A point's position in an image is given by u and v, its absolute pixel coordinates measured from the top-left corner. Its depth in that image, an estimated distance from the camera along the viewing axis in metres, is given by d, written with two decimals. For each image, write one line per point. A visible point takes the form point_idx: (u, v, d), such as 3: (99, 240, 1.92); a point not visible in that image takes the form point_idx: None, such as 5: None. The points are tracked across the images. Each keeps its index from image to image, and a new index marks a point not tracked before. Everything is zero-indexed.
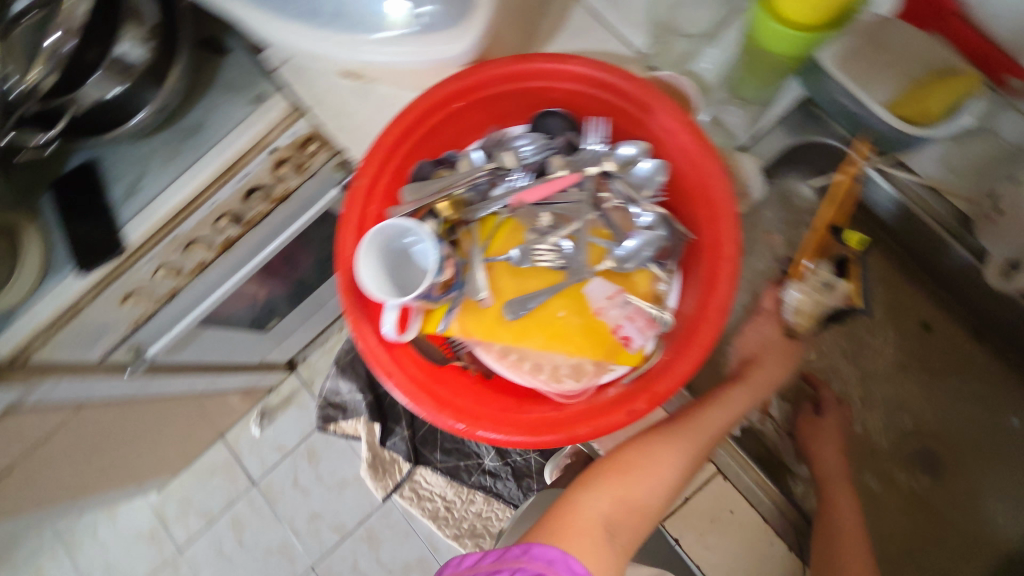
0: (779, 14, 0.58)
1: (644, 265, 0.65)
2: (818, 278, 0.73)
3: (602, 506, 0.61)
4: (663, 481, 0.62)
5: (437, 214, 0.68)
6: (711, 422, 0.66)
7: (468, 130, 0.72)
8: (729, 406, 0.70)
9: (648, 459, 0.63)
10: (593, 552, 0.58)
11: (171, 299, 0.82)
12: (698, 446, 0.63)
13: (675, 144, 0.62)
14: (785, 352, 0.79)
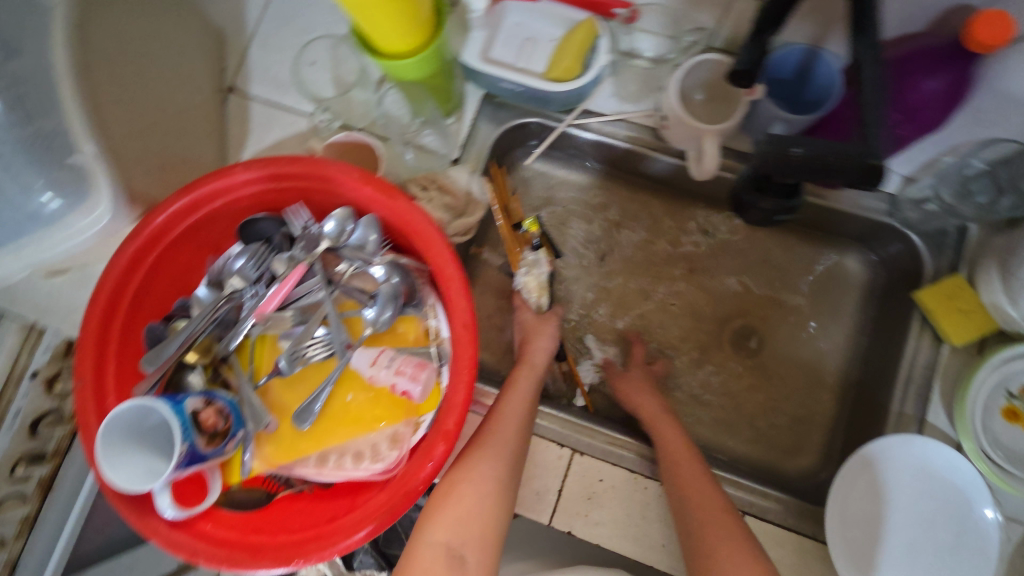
0: (390, 49, 0.61)
1: (403, 313, 0.66)
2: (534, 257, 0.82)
3: (442, 537, 0.58)
4: (488, 486, 0.62)
5: (193, 365, 0.65)
6: (511, 415, 0.68)
7: (188, 272, 0.70)
8: (522, 389, 0.71)
9: (465, 478, 0.62)
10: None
11: (22, 543, 0.84)
12: (509, 445, 0.65)
13: (364, 198, 0.64)
14: (543, 325, 0.79)
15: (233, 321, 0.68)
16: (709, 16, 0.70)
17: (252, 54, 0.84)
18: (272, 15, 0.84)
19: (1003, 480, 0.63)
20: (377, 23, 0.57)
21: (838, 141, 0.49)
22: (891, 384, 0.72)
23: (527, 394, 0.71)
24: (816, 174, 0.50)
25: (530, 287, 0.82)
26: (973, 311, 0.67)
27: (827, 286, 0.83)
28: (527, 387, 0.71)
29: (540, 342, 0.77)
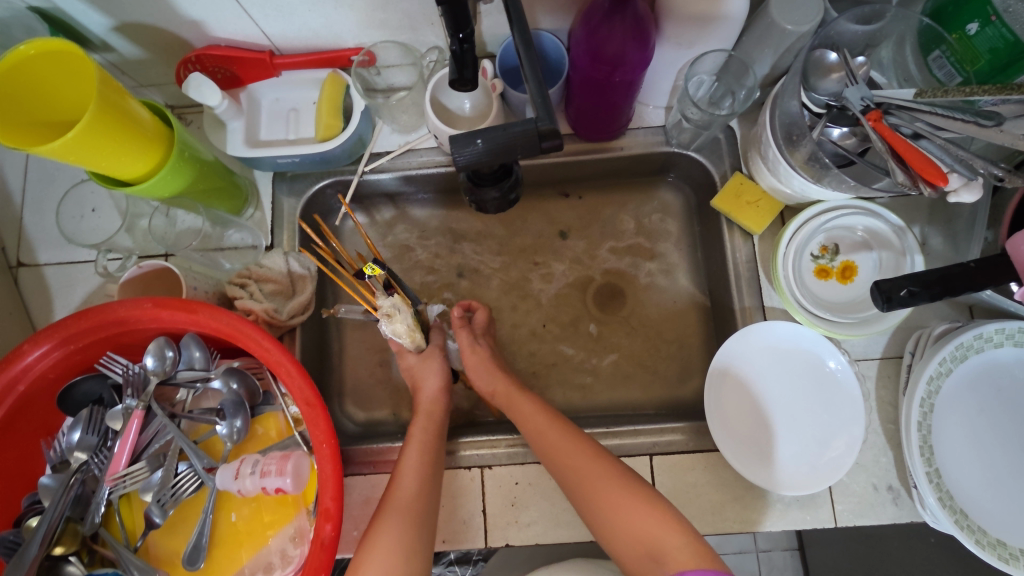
0: (135, 176, 0.61)
1: (257, 413, 0.65)
2: (391, 306, 0.67)
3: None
4: (395, 557, 0.58)
5: (67, 556, 0.61)
6: (412, 471, 0.65)
7: (26, 465, 0.65)
8: (419, 438, 0.69)
9: (369, 555, 0.58)
10: None
11: None
12: (413, 505, 0.62)
13: (169, 322, 0.62)
14: (430, 361, 0.76)
15: (91, 494, 0.65)
16: (434, 34, 0.74)
17: (28, 221, 0.81)
18: (35, 177, 0.82)
19: (840, 331, 0.68)
20: (99, 160, 0.56)
21: (510, 124, 0.51)
22: (728, 287, 0.77)
23: (428, 440, 0.69)
24: (506, 158, 0.52)
25: (402, 331, 0.70)
26: (760, 200, 0.74)
27: (650, 220, 0.87)
28: (424, 436, 0.69)
29: (430, 384, 0.74)
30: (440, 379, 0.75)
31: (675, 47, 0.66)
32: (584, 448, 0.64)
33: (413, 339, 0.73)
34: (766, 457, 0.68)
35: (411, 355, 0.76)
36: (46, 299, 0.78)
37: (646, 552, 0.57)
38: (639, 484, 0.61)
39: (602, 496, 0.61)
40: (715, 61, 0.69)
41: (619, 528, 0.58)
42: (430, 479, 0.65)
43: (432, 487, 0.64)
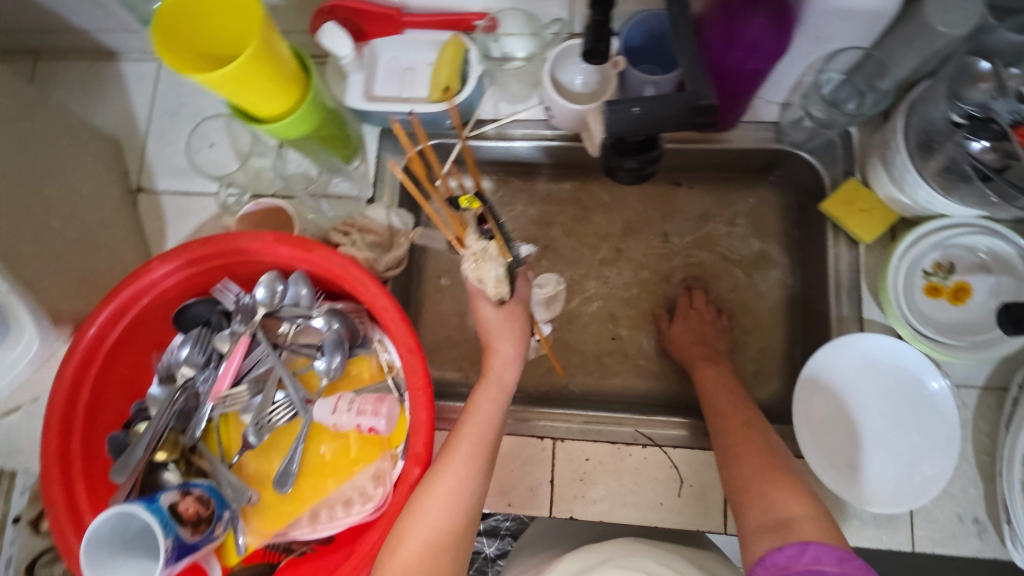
0: (274, 114, 0.64)
1: (353, 355, 0.68)
2: (479, 248, 0.66)
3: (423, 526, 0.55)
4: (439, 536, 0.55)
5: (166, 463, 0.66)
6: (469, 449, 0.60)
7: (136, 374, 0.70)
8: (486, 414, 0.63)
9: (414, 525, 0.55)
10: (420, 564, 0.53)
11: None
12: (466, 487, 0.58)
13: (284, 257, 0.65)
14: (512, 321, 0.70)
15: (192, 410, 0.69)
16: (558, 6, 0.74)
17: (150, 151, 0.85)
18: (161, 109, 0.87)
19: (943, 351, 0.66)
20: (249, 95, 0.60)
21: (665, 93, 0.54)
22: (825, 295, 0.75)
23: (494, 419, 0.63)
24: (654, 127, 0.55)
25: (484, 278, 0.67)
26: (874, 209, 0.71)
27: (746, 219, 0.86)
28: (490, 414, 0.63)
29: (507, 348, 0.69)
30: (516, 348, 0.69)
31: (812, 40, 0.63)
32: (737, 417, 0.64)
33: (499, 291, 0.68)
34: (853, 470, 0.67)
35: (490, 308, 0.70)
36: (161, 226, 0.83)
37: (774, 521, 0.51)
38: (780, 461, 0.57)
39: (749, 465, 0.57)
40: (850, 60, 0.67)
41: (754, 493, 0.54)
42: (485, 460, 0.60)
43: (485, 470, 0.60)
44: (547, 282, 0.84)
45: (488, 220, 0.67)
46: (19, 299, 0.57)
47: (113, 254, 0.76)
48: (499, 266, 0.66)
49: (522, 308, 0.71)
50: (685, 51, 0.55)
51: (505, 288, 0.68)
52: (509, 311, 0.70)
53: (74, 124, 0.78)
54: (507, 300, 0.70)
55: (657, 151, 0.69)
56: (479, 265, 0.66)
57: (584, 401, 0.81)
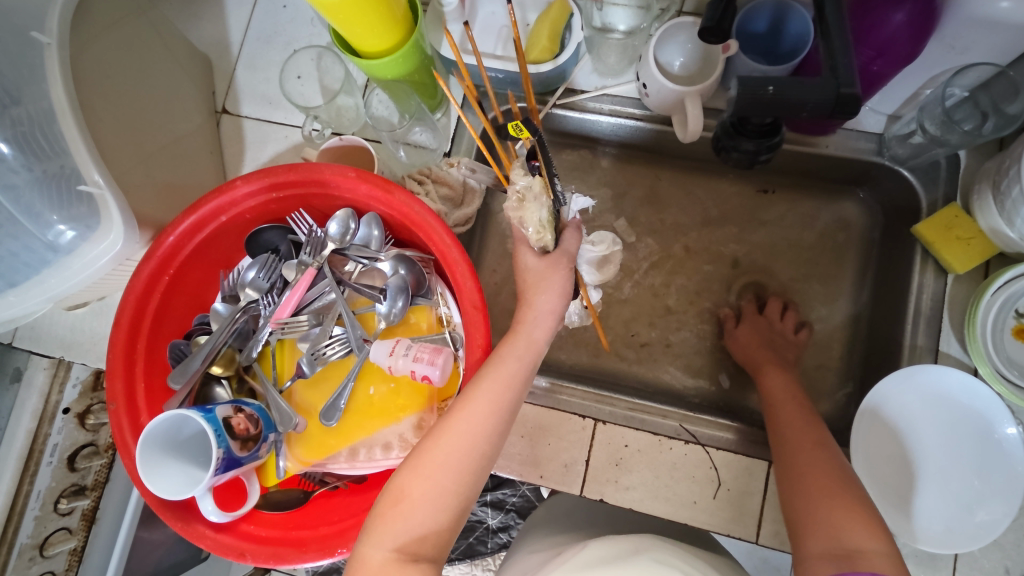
0: (380, 51, 0.64)
1: (414, 303, 0.68)
2: (524, 186, 0.57)
3: (438, 467, 0.52)
4: (446, 497, 0.51)
5: (219, 378, 0.68)
6: (492, 389, 0.54)
7: (202, 288, 0.72)
8: (508, 372, 0.56)
9: (419, 483, 0.51)
10: (430, 507, 0.51)
11: None
12: (476, 450, 0.53)
13: (363, 195, 0.65)
14: (553, 274, 0.61)
15: (251, 332, 0.70)
16: None
17: (239, 74, 0.86)
18: (254, 34, 0.87)
19: (1022, 397, 0.63)
20: (365, 26, 0.60)
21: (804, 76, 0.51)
22: (901, 321, 0.71)
23: (516, 380, 0.56)
24: (786, 110, 0.52)
25: (530, 223, 0.59)
26: (973, 238, 0.67)
27: (824, 231, 0.83)
28: (512, 374, 0.56)
29: (544, 303, 0.60)
30: (558, 297, 0.61)
31: (944, 49, 0.60)
32: (807, 436, 0.62)
33: (541, 239, 0.60)
34: (900, 501, 0.65)
35: (531, 256, 0.62)
36: (240, 149, 0.84)
37: (839, 549, 0.49)
38: (853, 487, 0.54)
39: (814, 489, 0.55)
40: (979, 76, 0.62)
41: (819, 517, 0.52)
42: (502, 424, 0.54)
43: (501, 433, 0.55)
44: (599, 242, 0.74)
45: (538, 155, 0.57)
46: (114, 196, 0.59)
47: (193, 169, 0.78)
48: (544, 209, 0.58)
49: (567, 263, 0.61)
50: (835, 32, 0.52)
51: (550, 236, 0.60)
52: (552, 262, 0.61)
53: (173, 37, 0.78)
54: (552, 250, 0.62)
55: (779, 141, 0.63)
56: (521, 206, 0.58)
57: (629, 387, 0.80)
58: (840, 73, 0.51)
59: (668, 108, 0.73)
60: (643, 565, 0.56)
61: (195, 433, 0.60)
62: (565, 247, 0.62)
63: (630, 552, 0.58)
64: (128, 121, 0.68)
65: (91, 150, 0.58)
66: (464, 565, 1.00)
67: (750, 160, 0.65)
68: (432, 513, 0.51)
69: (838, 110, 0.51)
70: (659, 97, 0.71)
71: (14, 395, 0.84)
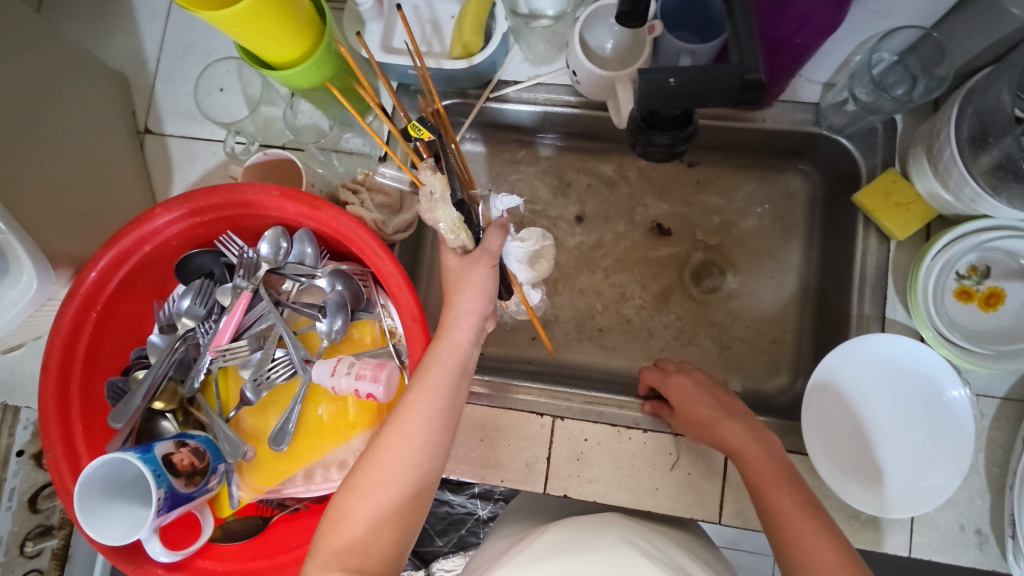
0: (290, 60, 0.62)
1: (355, 318, 0.66)
2: (431, 187, 0.57)
3: (376, 484, 0.51)
4: (386, 513, 0.50)
5: (163, 412, 0.66)
6: (426, 400, 0.53)
7: (137, 321, 0.69)
8: (435, 381, 0.54)
9: (357, 501, 0.50)
10: (372, 524, 0.50)
11: None
12: (412, 463, 0.51)
13: (290, 213, 0.63)
14: (472, 272, 0.59)
15: (192, 361, 0.68)
16: None
17: (158, 90, 0.83)
18: (171, 48, 0.83)
19: (966, 358, 0.63)
20: (272, 36, 0.57)
21: (708, 66, 0.50)
22: (848, 290, 0.71)
23: (446, 386, 0.54)
24: (697, 100, 0.51)
25: (443, 223, 0.58)
26: (912, 203, 0.67)
27: (770, 205, 0.83)
28: (441, 382, 0.54)
29: (463, 304, 0.58)
30: (484, 293, 0.59)
31: (869, 15, 0.62)
32: (754, 446, 0.58)
33: (457, 238, 0.59)
34: (853, 469, 0.66)
35: (452, 256, 0.61)
36: (167, 170, 0.81)
37: None
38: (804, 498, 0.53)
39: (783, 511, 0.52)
40: (906, 40, 0.63)
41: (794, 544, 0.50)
42: (438, 432, 0.53)
43: (440, 441, 0.53)
44: (530, 236, 0.66)
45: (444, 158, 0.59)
46: (19, 238, 0.56)
47: (115, 196, 0.74)
48: (452, 207, 0.58)
49: (488, 261, 0.59)
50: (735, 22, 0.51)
51: (465, 235, 0.59)
52: (471, 260, 0.59)
53: (78, 56, 0.74)
54: (473, 249, 0.60)
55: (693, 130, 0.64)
56: (431, 205, 0.57)
57: (586, 378, 0.79)
58: (746, 58, 0.50)
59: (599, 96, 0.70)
60: (610, 546, 0.56)
61: (132, 474, 0.58)
62: (486, 246, 0.60)
63: (590, 532, 0.59)
64: (34, 154, 0.65)
65: None
66: (458, 558, 0.97)
67: (667, 152, 0.66)
68: (375, 532, 0.50)
69: (744, 95, 0.50)
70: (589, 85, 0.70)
71: None
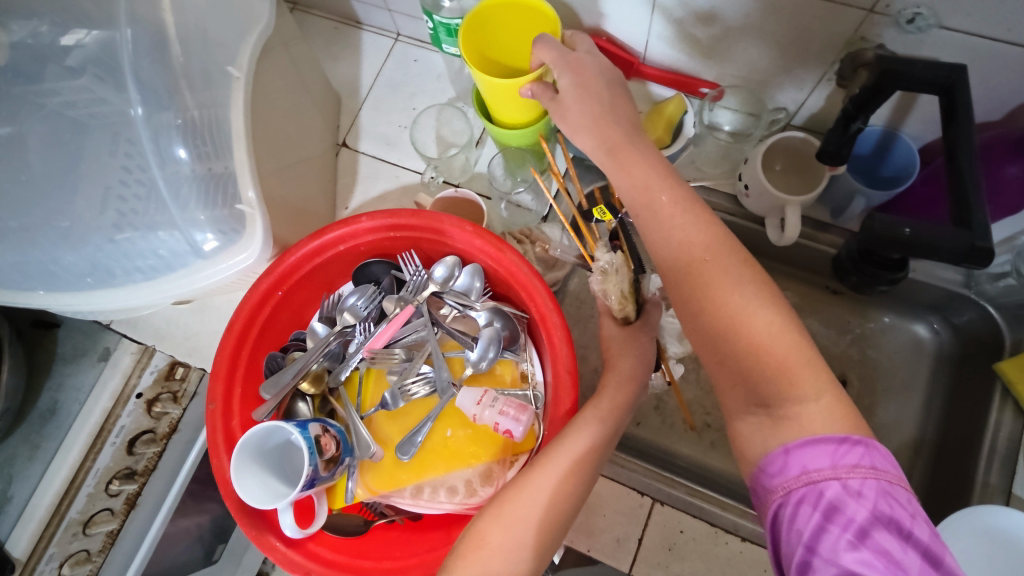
0: (514, 123, 0.71)
1: (502, 356, 0.71)
2: (607, 263, 0.60)
3: (521, 520, 0.52)
4: (523, 550, 0.51)
5: (305, 395, 0.72)
6: (580, 450, 0.56)
7: (304, 307, 0.76)
8: (590, 434, 0.57)
9: (500, 530, 0.52)
10: (510, 558, 0.51)
11: (104, 556, 0.88)
12: (556, 506, 0.54)
13: (474, 248, 0.70)
14: (635, 342, 0.63)
15: (342, 354, 0.74)
16: (790, 97, 0.75)
17: (364, 115, 0.94)
18: (383, 82, 0.95)
19: None
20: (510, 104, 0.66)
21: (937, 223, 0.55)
22: (974, 455, 0.71)
23: (599, 441, 0.57)
24: (921, 254, 0.55)
25: (611, 296, 0.62)
26: None
27: (896, 350, 0.85)
28: (596, 436, 0.57)
29: (624, 368, 0.62)
30: (638, 364, 0.62)
31: None
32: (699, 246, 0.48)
33: (622, 308, 0.63)
34: None
35: (613, 324, 0.65)
36: (352, 182, 0.91)
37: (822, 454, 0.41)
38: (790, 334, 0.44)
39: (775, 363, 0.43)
40: None
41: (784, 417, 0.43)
42: (582, 484, 0.55)
43: (581, 493, 0.56)
44: None
45: (622, 237, 0.64)
46: (262, 216, 0.65)
47: (311, 195, 0.84)
48: (625, 281, 0.61)
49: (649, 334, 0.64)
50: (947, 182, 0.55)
51: (630, 308, 0.63)
52: (632, 331, 0.64)
53: (316, 74, 0.86)
54: (633, 320, 0.65)
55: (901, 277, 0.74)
56: (604, 279, 0.61)
57: (686, 470, 0.80)
58: (975, 228, 0.52)
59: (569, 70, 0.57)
60: None
61: (277, 441, 0.62)
62: (647, 317, 0.65)
63: None
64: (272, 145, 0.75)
65: (252, 171, 0.65)
66: None
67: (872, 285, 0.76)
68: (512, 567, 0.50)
69: (969, 259, 0.52)
70: (584, 145, 0.57)
71: (103, 369, 0.91)
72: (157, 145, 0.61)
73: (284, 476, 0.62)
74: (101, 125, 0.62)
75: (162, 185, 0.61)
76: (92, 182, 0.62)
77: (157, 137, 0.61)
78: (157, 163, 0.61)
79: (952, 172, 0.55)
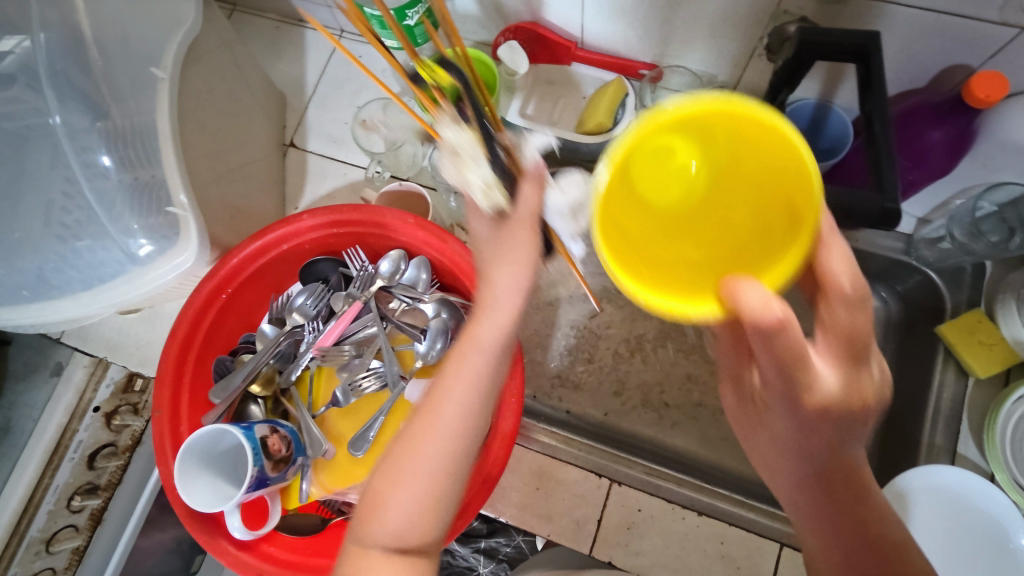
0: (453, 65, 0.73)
1: (451, 346, 0.71)
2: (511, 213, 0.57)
3: (414, 481, 0.44)
4: (421, 508, 0.44)
5: (256, 397, 0.71)
6: (460, 376, 0.45)
7: (252, 309, 0.76)
8: (474, 358, 0.45)
9: (390, 491, 0.44)
10: (411, 514, 0.44)
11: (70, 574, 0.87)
12: (443, 453, 0.44)
13: (417, 240, 0.70)
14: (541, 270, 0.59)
15: (292, 355, 0.74)
16: (726, 74, 0.76)
17: (310, 113, 0.93)
18: (328, 79, 0.94)
19: None
20: None
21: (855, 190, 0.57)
22: (920, 418, 0.73)
23: (484, 365, 0.46)
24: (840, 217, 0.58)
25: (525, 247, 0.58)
26: (995, 345, 0.70)
27: None
28: (480, 363, 0.45)
29: (503, 284, 0.46)
30: None
31: (977, 166, 0.66)
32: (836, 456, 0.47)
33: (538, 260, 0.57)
34: None
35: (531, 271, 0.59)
36: (301, 181, 0.90)
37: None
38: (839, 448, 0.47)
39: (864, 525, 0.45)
40: None
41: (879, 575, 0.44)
42: (473, 422, 0.45)
43: (472, 428, 0.45)
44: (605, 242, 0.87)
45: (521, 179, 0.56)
46: (195, 218, 0.62)
47: (257, 196, 0.83)
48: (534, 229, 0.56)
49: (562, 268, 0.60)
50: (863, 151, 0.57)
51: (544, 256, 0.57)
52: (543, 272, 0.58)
53: (257, 73, 0.85)
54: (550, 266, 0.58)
55: None
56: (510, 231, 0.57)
57: (645, 449, 0.81)
58: (885, 188, 0.55)
59: (823, 272, 0.44)
60: None
61: (225, 446, 0.62)
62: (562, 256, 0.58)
63: None
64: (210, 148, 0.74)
65: (181, 173, 0.61)
66: None
67: None
68: (423, 526, 0.44)
69: (882, 221, 0.55)
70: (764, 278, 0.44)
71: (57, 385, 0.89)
72: (82, 154, 0.61)
73: (234, 480, 0.62)
74: (32, 135, 0.62)
75: (91, 195, 0.61)
76: (32, 194, 0.63)
77: (78, 143, 0.62)
78: (83, 172, 0.61)
79: (870, 139, 0.57)
